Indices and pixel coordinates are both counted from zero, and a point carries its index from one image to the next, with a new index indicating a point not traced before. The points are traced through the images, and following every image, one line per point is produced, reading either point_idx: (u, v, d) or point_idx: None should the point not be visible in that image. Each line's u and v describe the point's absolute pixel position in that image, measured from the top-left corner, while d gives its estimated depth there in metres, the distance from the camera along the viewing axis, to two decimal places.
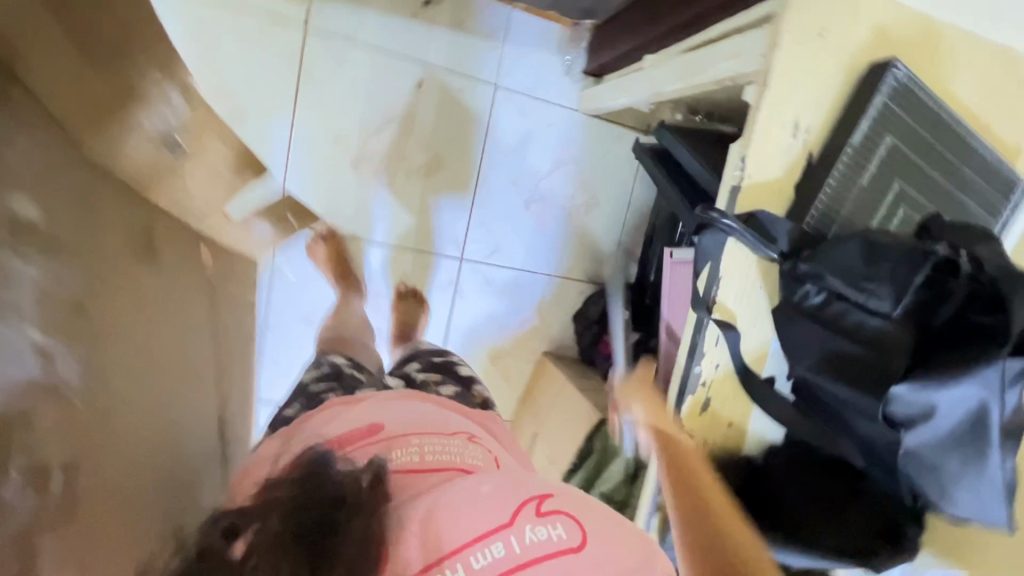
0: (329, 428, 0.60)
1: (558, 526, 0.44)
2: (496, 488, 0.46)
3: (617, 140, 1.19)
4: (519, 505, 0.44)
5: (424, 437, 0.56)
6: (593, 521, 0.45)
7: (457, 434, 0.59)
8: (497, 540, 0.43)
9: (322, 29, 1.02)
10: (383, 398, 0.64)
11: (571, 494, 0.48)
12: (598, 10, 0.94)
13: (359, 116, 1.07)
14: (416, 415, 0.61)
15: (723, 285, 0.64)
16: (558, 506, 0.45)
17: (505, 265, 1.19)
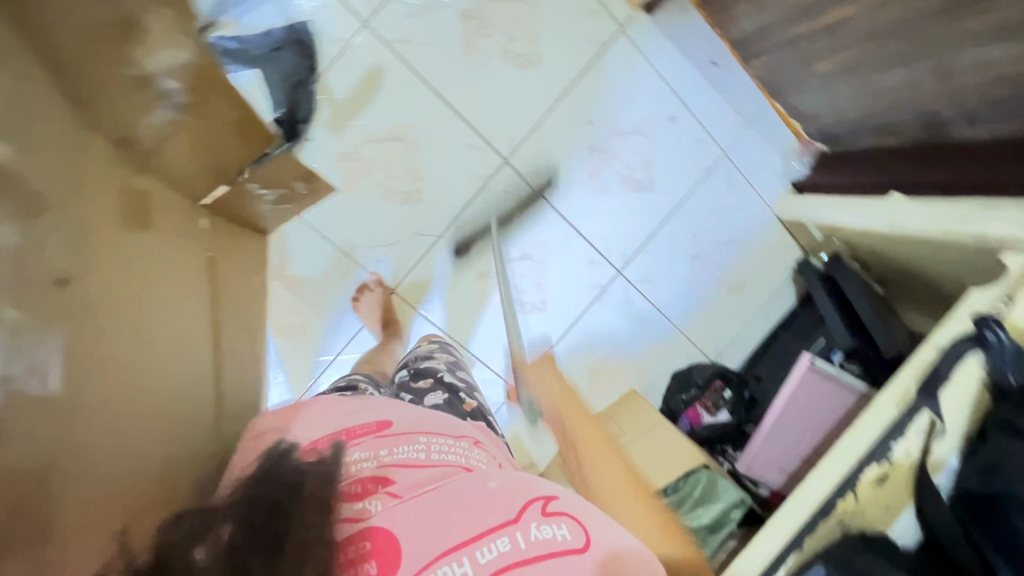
0: (323, 426, 0.62)
1: (563, 527, 0.44)
2: (502, 487, 0.47)
3: (785, 249, 1.31)
4: (528, 502, 0.46)
5: (432, 437, 0.58)
6: (598, 525, 0.46)
7: (463, 437, 0.61)
8: (505, 535, 0.43)
9: (633, 40, 1.13)
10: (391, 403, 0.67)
11: (573, 499, 0.49)
12: (866, 135, 1.07)
13: (615, 117, 1.16)
14: (425, 420, 0.63)
15: (949, 386, 0.70)
16: (561, 509, 0.46)
17: (648, 298, 1.26)
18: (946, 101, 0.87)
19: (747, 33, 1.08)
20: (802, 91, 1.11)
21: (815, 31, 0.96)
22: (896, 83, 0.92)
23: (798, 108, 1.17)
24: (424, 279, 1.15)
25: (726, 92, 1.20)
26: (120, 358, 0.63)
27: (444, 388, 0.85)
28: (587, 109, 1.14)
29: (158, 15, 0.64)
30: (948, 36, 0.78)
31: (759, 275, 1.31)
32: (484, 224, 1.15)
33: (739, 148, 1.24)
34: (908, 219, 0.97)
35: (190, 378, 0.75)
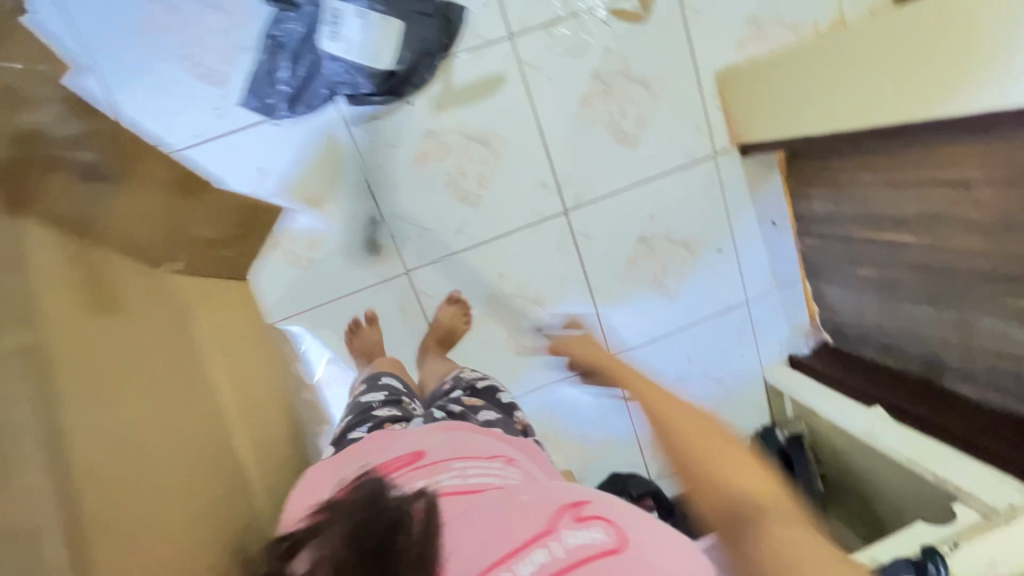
0: (379, 455, 0.67)
1: (596, 530, 0.46)
2: (530, 500, 0.50)
3: (758, 411, 1.37)
4: (560, 512, 0.47)
5: (467, 462, 0.60)
6: (633, 527, 0.47)
7: (497, 458, 0.63)
8: (539, 548, 0.44)
9: (721, 170, 1.20)
10: (428, 429, 0.70)
11: (604, 502, 0.50)
12: (873, 345, 1.16)
13: (672, 224, 1.21)
14: (457, 445, 0.65)
15: None
16: (592, 514, 0.47)
17: (624, 394, 1.28)
18: (955, 351, 0.97)
19: (816, 214, 1.18)
20: (837, 284, 1.20)
21: (871, 242, 1.06)
22: (920, 316, 1.02)
23: (825, 295, 1.25)
24: (441, 276, 1.14)
25: (772, 252, 1.27)
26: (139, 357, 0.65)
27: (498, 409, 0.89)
28: (655, 204, 1.19)
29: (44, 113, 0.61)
30: (982, 301, 0.88)
31: (727, 422, 1.35)
32: (520, 256, 1.17)
33: (761, 305, 1.30)
34: (883, 437, 1.04)
35: (219, 453, 0.70)
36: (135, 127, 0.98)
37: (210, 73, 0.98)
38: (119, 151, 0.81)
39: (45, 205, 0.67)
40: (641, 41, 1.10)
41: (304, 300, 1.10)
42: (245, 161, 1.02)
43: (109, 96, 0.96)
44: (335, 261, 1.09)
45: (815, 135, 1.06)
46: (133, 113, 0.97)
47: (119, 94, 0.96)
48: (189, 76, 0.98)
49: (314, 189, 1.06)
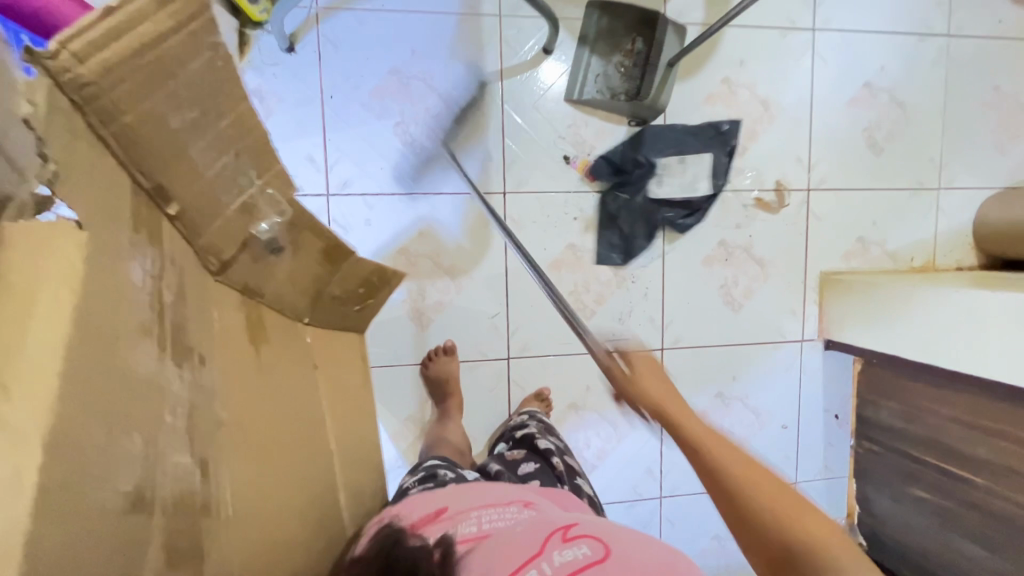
0: (403, 511, 0.79)
1: (582, 548, 0.60)
2: (525, 532, 0.65)
3: None
4: (552, 536, 0.62)
5: (481, 513, 0.74)
6: (620, 548, 0.61)
7: (514, 504, 0.77)
8: (531, 569, 0.58)
9: (803, 356, 1.31)
10: (456, 489, 0.83)
11: (593, 528, 0.65)
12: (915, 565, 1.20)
13: (749, 388, 1.30)
14: (472, 499, 0.79)
15: None
16: (583, 536, 0.63)
17: (661, 535, 1.29)
18: None
19: (880, 421, 1.27)
20: (887, 495, 1.26)
21: (936, 470, 1.14)
22: (973, 557, 1.07)
23: (870, 499, 1.31)
24: (535, 370, 1.20)
25: (828, 441, 1.34)
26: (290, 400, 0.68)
27: (536, 457, 1.00)
28: (739, 366, 1.29)
29: (269, 191, 0.60)
30: None
31: None
32: None
33: (807, 488, 1.35)
34: None
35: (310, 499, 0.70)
36: (332, 165, 1.10)
37: (413, 142, 1.12)
38: (298, 227, 0.64)
39: (239, 275, 0.61)
40: (765, 228, 1.26)
41: (408, 352, 1.16)
42: (410, 221, 1.13)
43: (323, 134, 1.09)
44: (450, 327, 1.16)
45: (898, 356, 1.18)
46: (335, 154, 1.09)
47: (331, 135, 1.09)
48: (395, 139, 1.11)
49: (457, 260, 1.15)
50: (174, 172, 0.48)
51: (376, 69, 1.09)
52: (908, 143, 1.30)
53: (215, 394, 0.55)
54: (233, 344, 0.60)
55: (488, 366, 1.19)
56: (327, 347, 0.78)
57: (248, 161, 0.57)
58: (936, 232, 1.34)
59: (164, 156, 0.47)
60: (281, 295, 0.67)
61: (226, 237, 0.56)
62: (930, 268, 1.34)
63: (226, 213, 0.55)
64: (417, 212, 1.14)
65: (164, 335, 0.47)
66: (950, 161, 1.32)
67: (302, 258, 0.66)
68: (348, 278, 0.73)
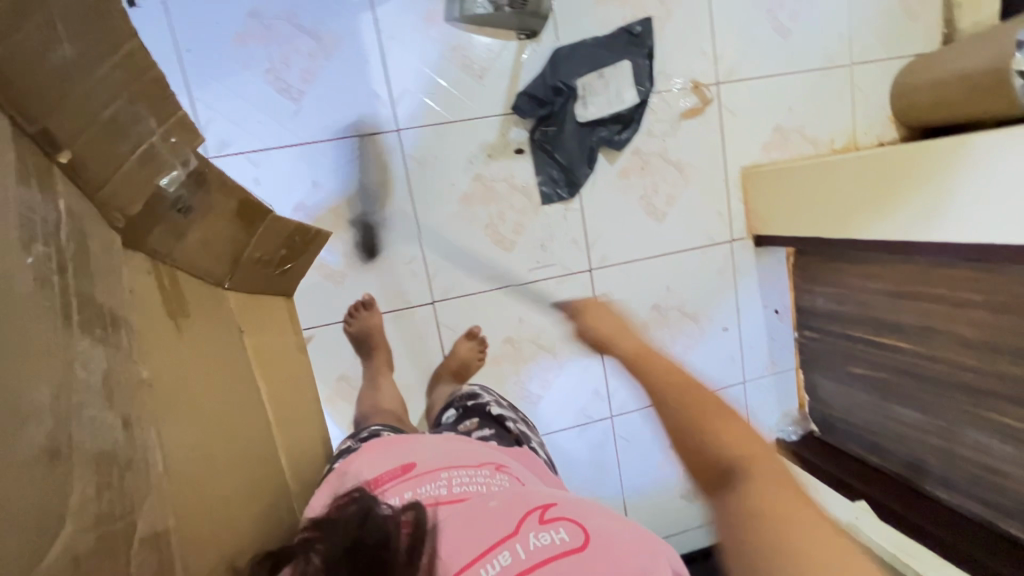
0: (377, 463, 0.76)
1: (561, 532, 0.54)
2: (501, 505, 0.59)
3: None
4: (526, 518, 0.56)
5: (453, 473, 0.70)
6: (591, 522, 0.56)
7: (484, 466, 0.72)
8: (507, 549, 0.53)
9: (734, 255, 1.30)
10: (429, 443, 0.79)
11: (569, 506, 0.59)
12: (860, 442, 1.23)
13: (684, 297, 1.28)
14: (445, 455, 0.75)
15: None
16: (557, 517, 0.56)
17: (617, 454, 1.30)
18: (941, 460, 1.03)
19: (816, 309, 1.27)
20: (831, 381, 1.27)
21: (871, 345, 1.15)
22: (910, 421, 1.08)
23: (816, 386, 1.33)
24: (464, 311, 1.18)
25: (772, 338, 1.35)
26: (212, 367, 0.68)
27: (490, 423, 0.91)
28: (671, 277, 1.27)
29: (173, 138, 0.56)
30: (972, 417, 0.95)
31: None
32: (542, 304, 1.21)
33: (757, 386, 1.36)
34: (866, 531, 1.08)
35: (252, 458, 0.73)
36: (205, 125, 1.02)
37: (289, 89, 1.05)
38: (203, 184, 0.62)
39: (151, 241, 0.59)
40: (680, 130, 1.22)
41: (327, 312, 1.12)
42: (302, 174, 1.07)
43: (188, 93, 1.01)
44: (366, 280, 1.12)
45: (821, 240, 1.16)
46: (206, 113, 1.02)
47: (198, 93, 1.01)
48: (268, 87, 1.04)
49: (358, 209, 1.10)
50: (69, 122, 0.44)
51: (234, 13, 1.00)
52: (816, 21, 1.25)
53: (146, 358, 0.55)
54: (149, 305, 0.58)
55: (414, 314, 1.15)
56: (256, 312, 0.81)
57: (145, 108, 0.52)
58: (854, 111, 1.31)
59: (41, 94, 0.41)
60: (195, 257, 0.66)
61: (128, 186, 0.52)
62: (852, 148, 1.32)
63: (125, 163, 0.51)
64: (310, 164, 1.07)
65: (66, 301, 0.42)
66: (861, 35, 1.28)
67: (212, 220, 0.65)
68: (268, 241, 0.75)
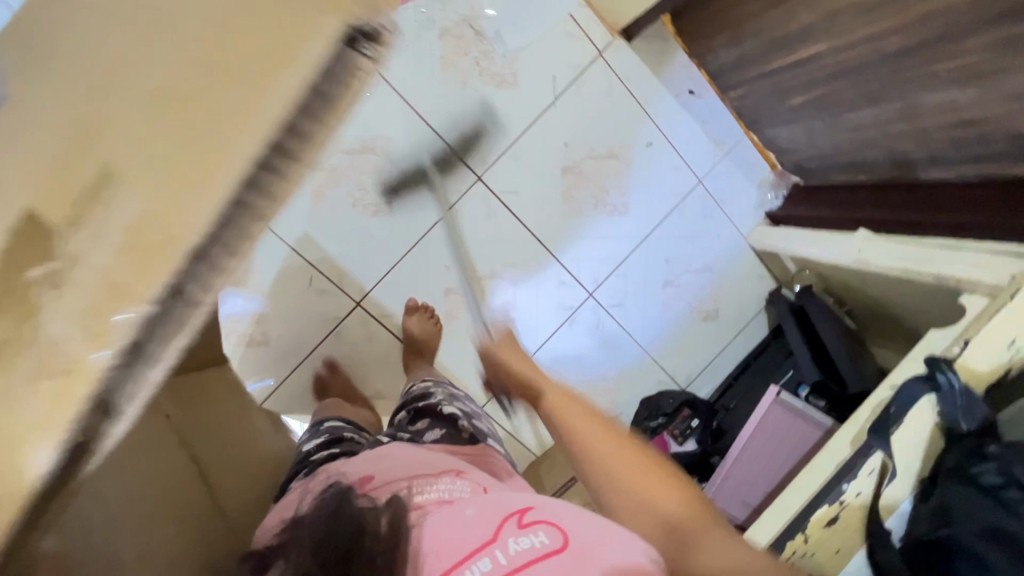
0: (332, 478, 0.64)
1: (540, 535, 0.44)
2: (481, 512, 0.47)
3: (757, 280, 1.31)
4: (502, 521, 0.46)
5: (418, 481, 0.58)
6: (573, 523, 0.46)
7: (444, 474, 0.60)
8: (484, 556, 0.43)
9: (612, 65, 1.13)
10: (391, 453, 0.67)
11: (547, 508, 0.49)
12: (835, 166, 1.08)
13: (589, 140, 1.15)
14: (407, 464, 0.63)
15: (902, 427, 0.67)
16: (538, 518, 0.46)
17: (620, 323, 1.25)
18: (917, 139, 0.86)
19: (727, 64, 1.10)
20: (782, 124, 1.12)
21: (789, 68, 0.98)
22: (866, 121, 0.92)
23: (774, 139, 1.18)
24: (391, 294, 1.12)
25: (701, 120, 1.20)
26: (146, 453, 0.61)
27: (441, 423, 0.83)
28: (565, 130, 1.13)
29: None
30: (920, 73, 0.77)
31: (733, 304, 1.30)
32: (457, 238, 1.13)
33: (715, 175, 1.24)
34: (872, 258, 0.98)
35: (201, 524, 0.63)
36: None
37: None
38: None
39: None
40: None
41: (240, 364, 1.07)
42: None
43: None
44: (282, 323, 1.09)
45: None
46: None
47: None
48: None
49: None
50: None
51: None
52: None
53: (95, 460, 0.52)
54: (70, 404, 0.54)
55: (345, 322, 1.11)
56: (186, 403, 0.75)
57: None
58: None
59: None
60: None
61: None
62: None
63: None
64: None
65: None
66: None
67: None
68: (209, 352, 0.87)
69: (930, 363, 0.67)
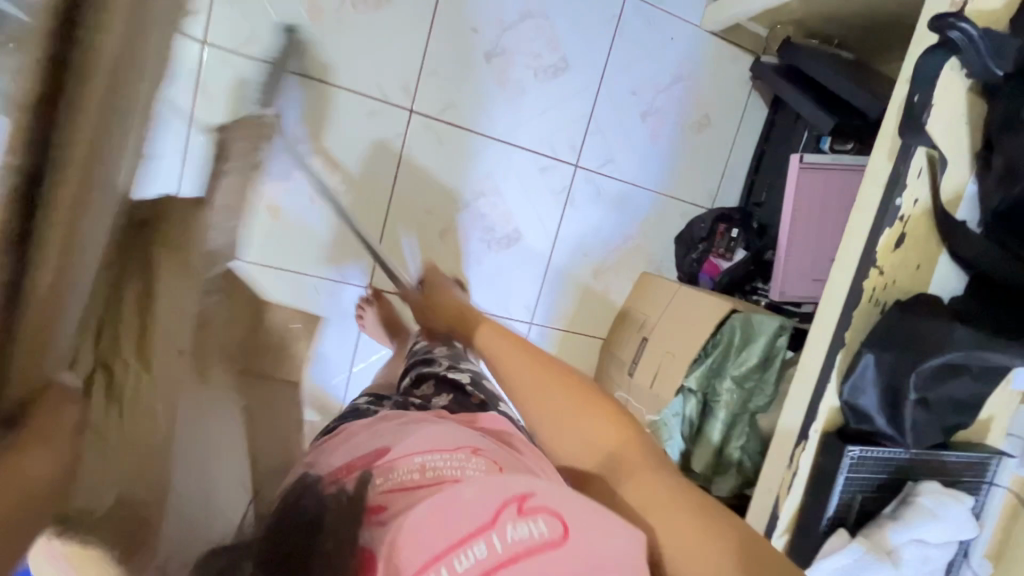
0: (335, 457, 0.49)
1: (538, 524, 0.36)
2: (474, 492, 0.37)
3: (733, 62, 1.20)
4: (501, 502, 0.36)
5: (424, 453, 0.44)
6: (585, 518, 0.37)
7: (460, 446, 0.45)
8: (478, 544, 0.34)
9: None
10: (411, 419, 0.51)
11: (558, 488, 0.39)
12: None
13: (494, 12, 1.04)
14: (423, 432, 0.48)
15: (935, 112, 0.60)
16: (541, 501, 0.37)
17: (618, 178, 1.19)
18: None
19: None
20: None
21: None
22: None
23: None
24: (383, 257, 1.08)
25: None
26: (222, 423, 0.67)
27: (447, 387, 0.73)
28: (466, 16, 1.03)
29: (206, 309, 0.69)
30: None
31: (720, 101, 1.21)
32: (425, 181, 1.09)
33: None
34: None
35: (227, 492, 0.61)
36: None
37: None
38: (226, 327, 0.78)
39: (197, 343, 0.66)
40: None
41: None
42: None
43: None
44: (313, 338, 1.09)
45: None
46: None
47: None
48: None
49: None
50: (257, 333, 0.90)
51: None
52: None
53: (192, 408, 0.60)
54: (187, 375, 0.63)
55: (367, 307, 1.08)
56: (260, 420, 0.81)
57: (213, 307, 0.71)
58: None
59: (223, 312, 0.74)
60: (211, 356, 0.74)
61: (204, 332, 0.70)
62: None
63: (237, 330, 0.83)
64: None
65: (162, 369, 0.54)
66: None
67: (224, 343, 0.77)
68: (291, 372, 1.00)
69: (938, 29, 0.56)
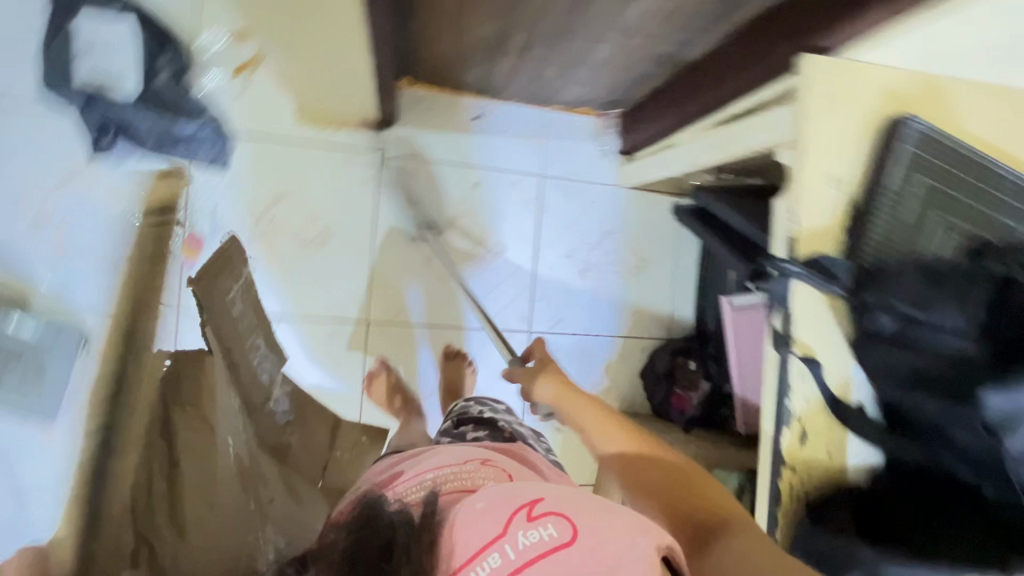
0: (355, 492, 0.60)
1: (548, 526, 0.40)
2: (491, 502, 0.43)
3: (656, 206, 1.30)
4: (511, 512, 0.41)
5: (438, 470, 0.54)
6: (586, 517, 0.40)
7: (468, 459, 0.56)
8: (493, 552, 0.40)
9: (394, 152, 1.15)
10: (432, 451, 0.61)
11: (564, 492, 0.44)
12: (629, 90, 1.09)
13: (426, 221, 1.17)
14: (440, 457, 0.58)
15: (798, 324, 0.66)
16: (548, 507, 0.41)
17: (570, 333, 1.26)
18: (654, 42, 0.86)
19: (483, 82, 1.11)
20: (561, 90, 1.11)
21: (518, 59, 0.98)
22: (608, 54, 0.92)
23: (569, 99, 1.17)
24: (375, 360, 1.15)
25: (504, 127, 1.20)
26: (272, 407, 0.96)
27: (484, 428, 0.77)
28: (403, 229, 1.16)
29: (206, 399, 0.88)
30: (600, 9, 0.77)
31: (651, 242, 1.29)
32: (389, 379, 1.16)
33: (551, 160, 1.23)
34: (696, 157, 0.93)
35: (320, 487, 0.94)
36: None
37: None
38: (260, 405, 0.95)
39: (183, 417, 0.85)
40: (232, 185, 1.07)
41: None
42: None
43: None
44: None
45: (382, 83, 0.97)
46: None
47: None
48: None
49: None
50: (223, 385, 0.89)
51: None
52: None
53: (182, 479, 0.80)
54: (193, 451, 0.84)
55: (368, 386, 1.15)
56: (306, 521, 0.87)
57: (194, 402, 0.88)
58: None
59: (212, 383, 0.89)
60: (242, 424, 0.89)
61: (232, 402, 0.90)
62: None
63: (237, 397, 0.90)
64: None
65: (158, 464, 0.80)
66: None
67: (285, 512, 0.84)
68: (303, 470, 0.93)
69: (764, 273, 0.70)
